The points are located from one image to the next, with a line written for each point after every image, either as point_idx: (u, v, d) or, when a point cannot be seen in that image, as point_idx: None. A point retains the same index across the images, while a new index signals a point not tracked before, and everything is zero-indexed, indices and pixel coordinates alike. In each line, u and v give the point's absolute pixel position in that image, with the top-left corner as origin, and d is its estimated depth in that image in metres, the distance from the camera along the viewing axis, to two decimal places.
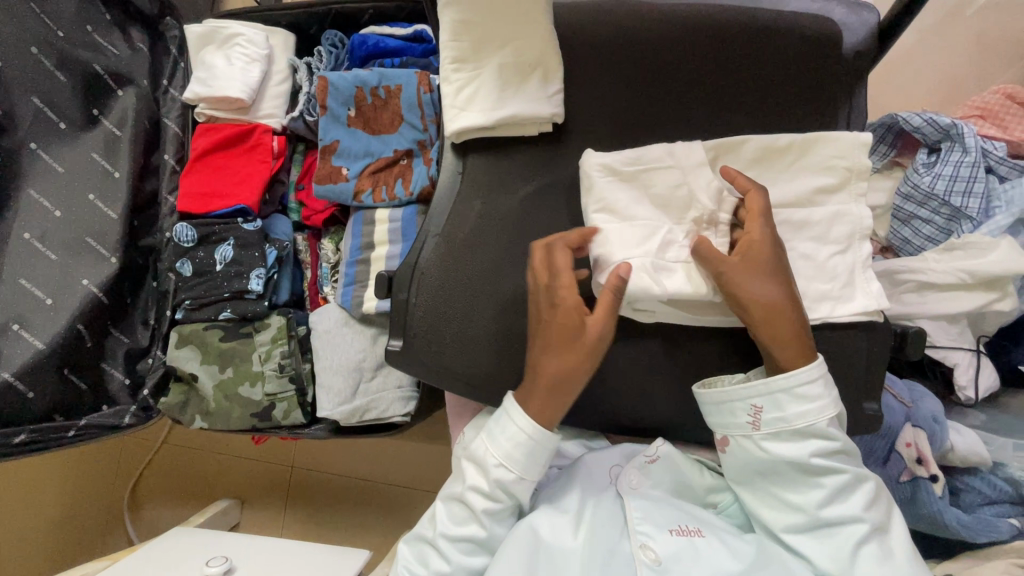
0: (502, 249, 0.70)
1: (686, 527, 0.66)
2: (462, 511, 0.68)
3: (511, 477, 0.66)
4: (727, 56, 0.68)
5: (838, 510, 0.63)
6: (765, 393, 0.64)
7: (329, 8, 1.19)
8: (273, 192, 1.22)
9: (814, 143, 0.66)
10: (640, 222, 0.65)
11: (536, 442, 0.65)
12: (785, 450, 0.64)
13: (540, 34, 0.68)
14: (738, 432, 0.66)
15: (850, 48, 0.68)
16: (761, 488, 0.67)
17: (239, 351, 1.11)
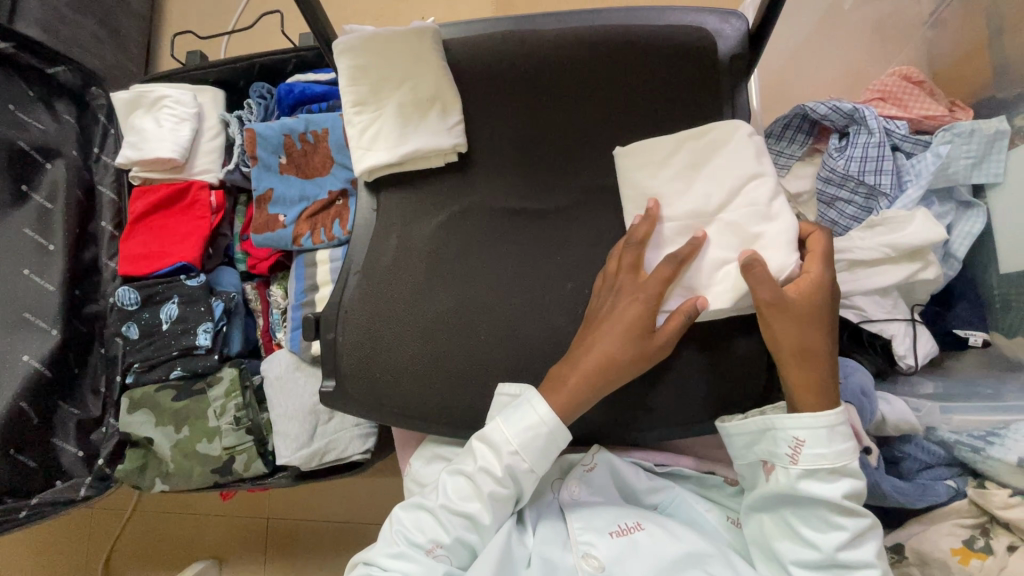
0: (420, 278, 0.73)
1: (625, 525, 0.68)
2: (468, 486, 0.67)
3: (523, 467, 0.66)
4: (613, 72, 0.72)
5: (854, 555, 0.61)
6: (809, 427, 0.63)
7: (253, 62, 1.22)
8: (217, 245, 1.23)
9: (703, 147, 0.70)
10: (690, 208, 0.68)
11: (552, 436, 0.65)
12: (819, 489, 0.62)
13: (434, 72, 0.72)
14: (778, 463, 0.65)
15: (726, 54, 0.72)
16: (781, 516, 0.65)
17: (192, 409, 1.09)
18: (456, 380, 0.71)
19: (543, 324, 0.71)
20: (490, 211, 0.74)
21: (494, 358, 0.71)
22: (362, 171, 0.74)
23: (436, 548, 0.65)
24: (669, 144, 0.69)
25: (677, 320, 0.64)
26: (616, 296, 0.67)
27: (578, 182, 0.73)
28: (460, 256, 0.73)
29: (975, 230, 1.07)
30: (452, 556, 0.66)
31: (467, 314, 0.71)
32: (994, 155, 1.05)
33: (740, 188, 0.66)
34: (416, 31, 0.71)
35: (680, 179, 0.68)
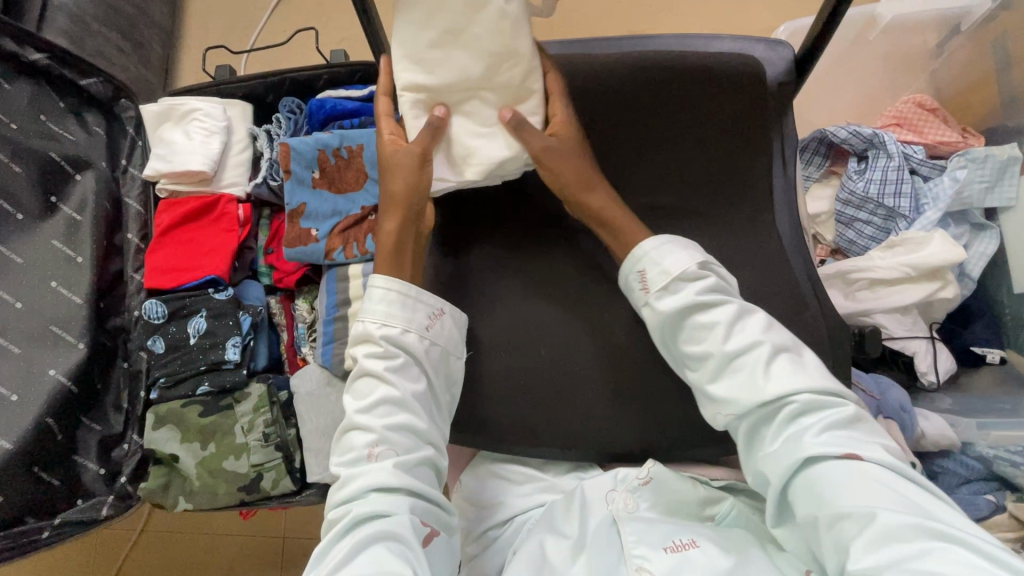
0: (484, 297, 0.75)
1: (680, 541, 0.64)
2: (366, 383, 0.66)
3: (397, 331, 0.67)
4: (670, 91, 0.73)
5: (738, 341, 0.62)
6: (643, 257, 0.68)
7: (284, 77, 1.23)
8: (242, 258, 1.23)
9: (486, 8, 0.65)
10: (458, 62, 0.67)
11: (405, 292, 0.68)
12: (674, 301, 0.65)
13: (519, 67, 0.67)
14: (641, 303, 0.68)
15: (773, 81, 0.75)
16: (675, 354, 0.68)
17: (220, 425, 1.07)
18: (522, 400, 0.73)
19: (599, 342, 0.74)
20: (549, 233, 0.77)
21: (556, 376, 0.73)
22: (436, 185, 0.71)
23: (373, 450, 0.62)
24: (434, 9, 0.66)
25: (423, 135, 0.69)
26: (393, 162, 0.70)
27: (633, 204, 0.76)
28: (517, 283, 0.76)
29: (989, 251, 1.12)
30: (396, 447, 0.63)
31: (525, 333, 0.74)
32: (1007, 180, 1.10)
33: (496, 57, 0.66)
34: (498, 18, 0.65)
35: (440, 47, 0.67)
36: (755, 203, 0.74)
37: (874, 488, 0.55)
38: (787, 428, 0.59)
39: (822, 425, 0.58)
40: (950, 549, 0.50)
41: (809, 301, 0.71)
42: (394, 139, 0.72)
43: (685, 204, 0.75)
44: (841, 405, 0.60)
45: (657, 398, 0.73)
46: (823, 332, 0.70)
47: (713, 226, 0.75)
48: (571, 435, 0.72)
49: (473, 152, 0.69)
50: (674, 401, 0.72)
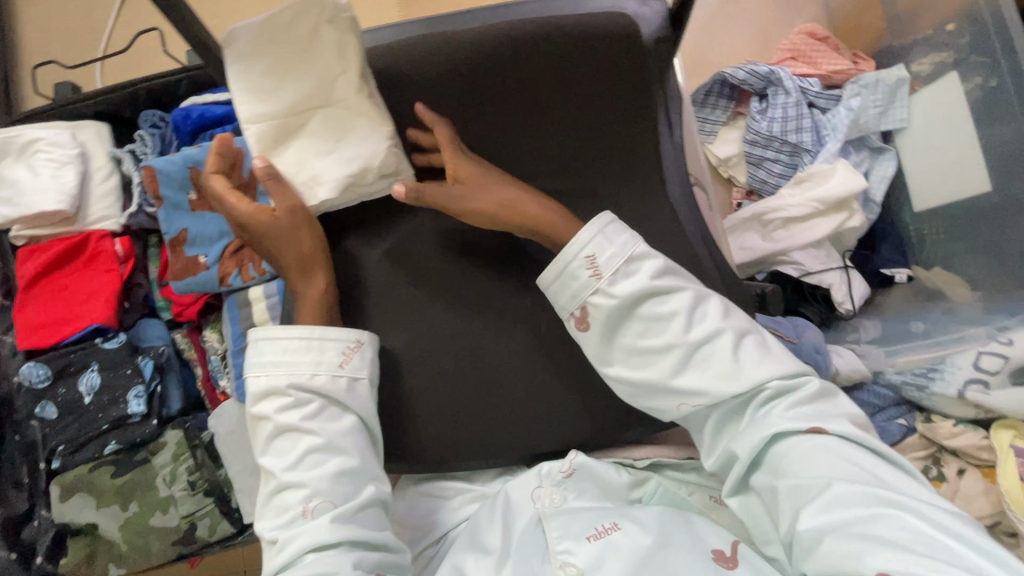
0: (377, 315, 0.68)
1: (602, 527, 0.63)
2: (287, 437, 0.61)
3: (305, 376, 0.61)
4: (542, 67, 0.68)
5: (701, 329, 0.60)
6: (587, 242, 0.62)
7: (135, 89, 1.09)
8: (132, 296, 1.12)
9: (313, 22, 0.58)
10: (302, 91, 0.60)
11: (310, 330, 0.62)
12: (628, 288, 0.61)
13: (355, 73, 0.59)
14: (586, 293, 0.62)
15: (650, 36, 0.69)
16: (622, 355, 0.63)
17: (138, 482, 0.99)
18: (437, 416, 0.69)
19: (509, 346, 0.69)
20: (439, 231, 0.69)
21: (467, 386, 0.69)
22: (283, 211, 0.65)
23: (308, 507, 0.58)
24: (259, 34, 0.58)
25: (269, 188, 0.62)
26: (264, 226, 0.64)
27: (520, 191, 0.71)
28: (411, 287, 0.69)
29: (889, 174, 1.14)
30: (330, 497, 0.59)
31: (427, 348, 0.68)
32: (899, 102, 1.11)
33: (336, 76, 0.60)
34: (329, 20, 0.58)
35: (274, 75, 0.60)
36: (643, 173, 0.71)
37: (826, 461, 0.55)
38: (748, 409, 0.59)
39: (789, 401, 0.58)
40: (898, 515, 0.51)
41: (706, 266, 0.69)
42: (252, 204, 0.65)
43: (575, 184, 0.71)
44: (805, 384, 0.59)
45: (578, 395, 0.70)
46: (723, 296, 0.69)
47: (605, 204, 0.71)
48: (488, 441, 0.70)
49: (320, 172, 0.62)
50: (594, 394, 0.70)
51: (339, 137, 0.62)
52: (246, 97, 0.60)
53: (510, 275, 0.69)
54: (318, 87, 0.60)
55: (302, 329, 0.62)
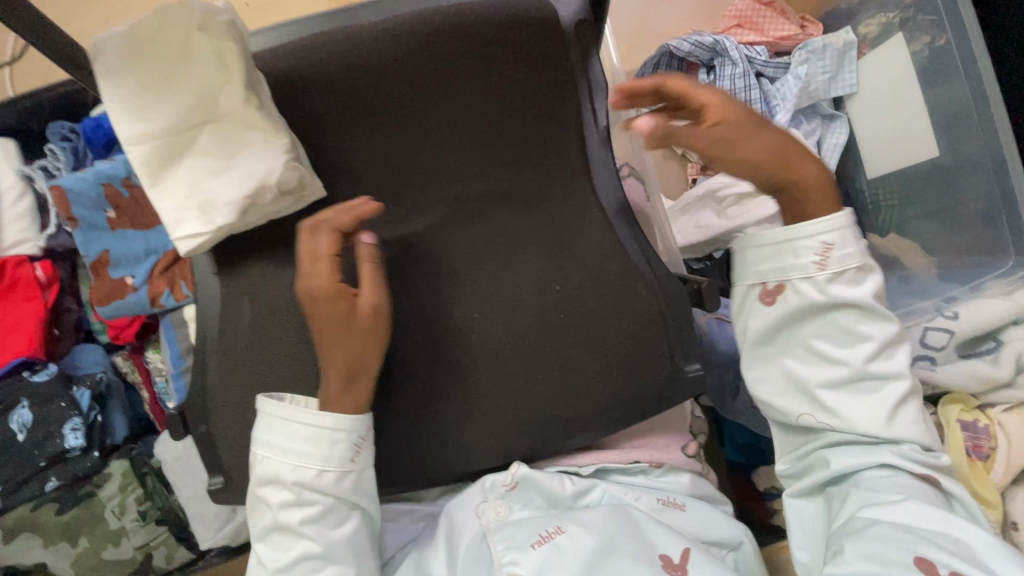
0: (293, 343, 0.63)
1: (546, 532, 0.65)
2: (284, 536, 0.62)
3: (312, 474, 0.61)
4: (451, 60, 0.62)
5: (886, 365, 0.64)
6: (816, 234, 0.63)
7: (39, 100, 1.01)
8: (62, 322, 1.06)
9: (185, 30, 0.53)
10: (183, 105, 0.55)
11: (326, 431, 0.60)
12: (847, 291, 0.64)
13: (238, 81, 0.54)
14: (802, 274, 0.64)
15: (568, 20, 0.63)
16: (793, 341, 0.67)
17: (85, 517, 0.95)
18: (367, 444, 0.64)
19: (439, 365, 0.64)
20: (354, 245, 0.63)
21: (481, 406, 0.65)
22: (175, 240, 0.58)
23: None
24: (127, 48, 0.53)
25: (366, 267, 0.59)
26: (313, 270, 0.59)
27: (441, 197, 0.64)
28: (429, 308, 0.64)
29: (841, 140, 1.08)
30: None
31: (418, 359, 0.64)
32: (847, 66, 1.07)
33: (218, 87, 0.54)
34: (201, 27, 0.53)
35: (148, 90, 0.54)
36: (570, 169, 0.66)
37: (905, 488, 0.61)
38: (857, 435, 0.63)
39: (906, 447, 0.64)
40: (948, 532, 0.56)
41: (640, 265, 0.64)
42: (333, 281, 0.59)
43: (499, 185, 0.65)
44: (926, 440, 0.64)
45: (518, 412, 0.65)
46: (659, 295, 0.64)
47: (533, 204, 0.65)
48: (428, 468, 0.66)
49: (213, 195, 0.57)
50: (535, 411, 0.65)
51: (230, 154, 0.57)
52: (120, 116, 0.54)
53: (435, 287, 0.64)
54: (200, 101, 0.55)
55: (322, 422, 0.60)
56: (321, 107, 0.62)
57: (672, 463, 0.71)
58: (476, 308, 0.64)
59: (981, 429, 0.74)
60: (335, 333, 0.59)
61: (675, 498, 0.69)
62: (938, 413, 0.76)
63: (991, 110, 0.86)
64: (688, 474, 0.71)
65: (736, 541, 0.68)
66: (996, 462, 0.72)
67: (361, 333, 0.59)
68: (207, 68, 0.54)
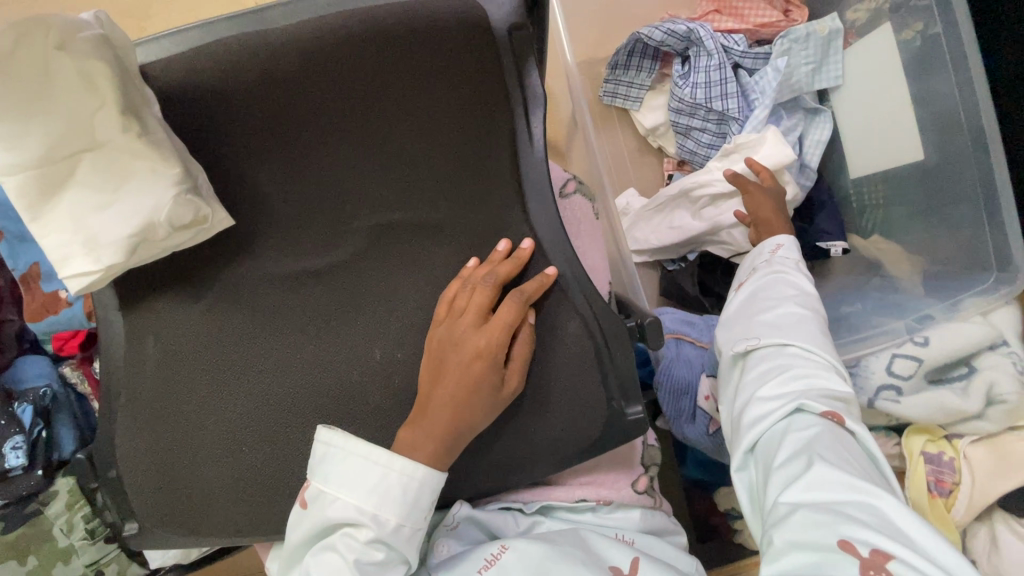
0: (200, 381, 0.59)
1: (491, 555, 0.59)
2: (330, 565, 0.51)
3: (390, 525, 0.52)
4: (362, 73, 0.55)
5: (805, 309, 0.66)
6: (770, 242, 0.78)
7: None
8: (3, 333, 1.02)
9: (45, 49, 0.46)
10: (55, 135, 0.49)
11: (418, 480, 0.53)
12: (783, 265, 0.73)
13: (116, 107, 0.49)
14: (759, 261, 0.76)
15: (501, 25, 0.56)
16: (739, 306, 0.71)
17: (32, 535, 0.94)
18: (279, 493, 0.59)
19: (357, 411, 0.59)
20: (267, 280, 0.59)
21: (532, 445, 0.59)
22: (63, 278, 0.53)
23: None
24: None
25: (522, 350, 0.57)
26: (449, 319, 0.57)
27: (361, 226, 0.59)
28: (348, 348, 0.59)
29: (825, 136, 1.01)
30: None
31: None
32: (832, 57, 0.98)
33: (98, 113, 0.49)
34: (62, 46, 0.47)
35: (9, 116, 0.47)
36: (502, 191, 0.60)
37: (826, 443, 0.51)
38: (791, 351, 0.61)
39: (820, 395, 0.56)
40: (868, 502, 0.45)
41: (576, 298, 0.60)
42: (484, 337, 0.56)
43: (425, 212, 0.59)
44: (840, 384, 0.58)
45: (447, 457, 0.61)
46: (595, 330, 0.60)
47: (462, 231, 0.60)
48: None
49: (100, 231, 0.52)
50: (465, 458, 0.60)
51: (116, 187, 0.51)
52: None
53: (357, 325, 0.59)
54: (76, 129, 0.49)
55: (406, 467, 0.53)
56: (220, 128, 0.55)
57: (621, 500, 0.67)
58: (399, 346, 0.59)
59: (945, 463, 0.75)
60: (458, 388, 0.54)
61: (625, 534, 0.64)
62: (903, 444, 0.77)
63: (980, 107, 0.77)
64: (638, 510, 0.67)
65: None
66: (956, 500, 0.73)
67: (498, 400, 0.55)
68: (79, 95, 0.48)
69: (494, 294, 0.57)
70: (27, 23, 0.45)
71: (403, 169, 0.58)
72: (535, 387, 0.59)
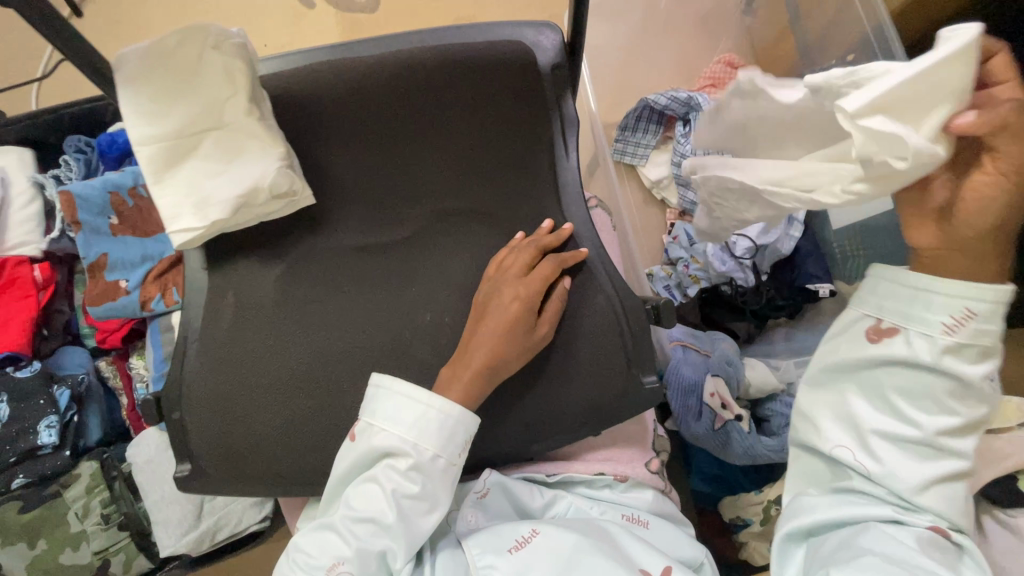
0: (269, 333, 0.66)
1: (523, 537, 0.62)
2: (372, 491, 0.59)
3: (426, 455, 0.59)
4: (434, 89, 0.69)
5: (952, 443, 0.50)
6: (976, 293, 0.47)
7: (61, 116, 1.08)
8: (53, 323, 1.09)
9: (199, 48, 0.60)
10: (193, 115, 0.61)
11: (454, 417, 0.60)
12: (964, 362, 0.48)
13: (244, 96, 0.61)
14: (922, 327, 0.49)
15: (546, 65, 0.72)
16: (867, 390, 0.52)
17: (47, 520, 0.94)
18: (326, 439, 0.65)
19: (405, 366, 0.66)
20: (338, 250, 0.68)
21: (556, 400, 0.68)
22: (171, 232, 0.63)
23: (337, 566, 0.58)
24: (143, 57, 0.59)
25: (554, 306, 0.66)
26: (498, 275, 0.66)
27: (420, 211, 0.70)
28: (401, 310, 0.67)
29: None
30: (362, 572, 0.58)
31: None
32: None
33: (226, 101, 0.62)
34: (214, 47, 0.60)
35: (160, 97, 0.60)
36: (542, 192, 0.72)
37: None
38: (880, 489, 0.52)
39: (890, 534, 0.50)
40: None
41: (600, 280, 0.69)
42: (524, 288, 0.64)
43: (473, 202, 0.71)
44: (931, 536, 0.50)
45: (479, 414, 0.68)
46: (616, 306, 0.69)
47: (506, 223, 0.71)
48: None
49: (211, 194, 0.63)
50: (497, 414, 0.68)
51: (230, 159, 0.63)
52: (134, 119, 0.60)
53: (411, 294, 0.68)
54: (208, 110, 0.61)
55: (444, 405, 0.60)
56: (316, 125, 0.68)
57: (637, 478, 0.72)
58: (443, 312, 0.67)
59: None
60: (499, 328, 0.62)
61: (639, 514, 0.69)
62: None
63: None
64: (651, 491, 0.72)
65: (698, 562, 0.66)
66: None
67: (529, 344, 0.63)
68: (217, 86, 0.61)
69: (537, 258, 0.67)
70: (188, 30, 0.59)
71: (460, 166, 0.71)
72: (562, 350, 0.68)
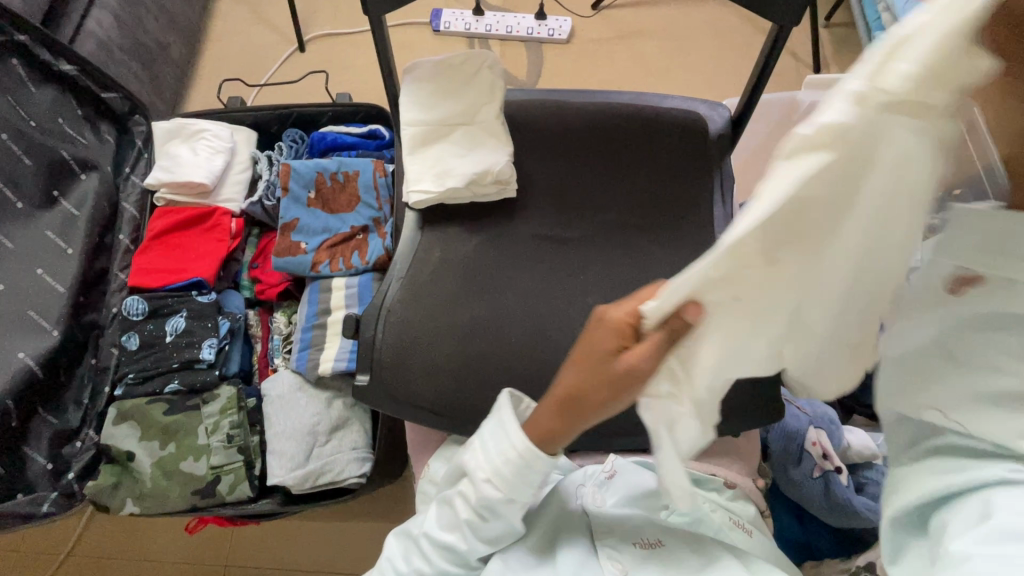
0: (459, 285, 0.80)
1: (647, 540, 0.69)
2: (449, 516, 0.67)
3: (497, 496, 0.63)
4: (626, 131, 0.87)
5: None
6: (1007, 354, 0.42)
7: (290, 112, 1.36)
8: (228, 269, 1.27)
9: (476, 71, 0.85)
10: (456, 114, 0.84)
11: (526, 463, 0.61)
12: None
13: (497, 105, 0.84)
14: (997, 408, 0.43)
15: (716, 132, 0.89)
16: None
17: (184, 425, 1.07)
18: (486, 382, 0.76)
19: (563, 336, 0.78)
20: (525, 234, 0.84)
21: None
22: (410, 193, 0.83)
23: None
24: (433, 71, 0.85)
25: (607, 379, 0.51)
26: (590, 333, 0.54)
27: (596, 219, 0.85)
28: (568, 291, 0.80)
29: None
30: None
31: None
32: None
33: (479, 108, 0.85)
34: (489, 67, 0.85)
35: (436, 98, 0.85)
36: (697, 225, 0.85)
37: None
38: None
39: None
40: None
41: None
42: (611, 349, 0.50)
43: (640, 221, 0.84)
44: None
45: None
46: None
47: (666, 242, 0.84)
48: None
49: (451, 170, 0.82)
50: None
51: (470, 147, 0.83)
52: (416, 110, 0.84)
53: (578, 281, 0.81)
54: (466, 112, 0.84)
55: (523, 451, 0.61)
56: (530, 138, 0.87)
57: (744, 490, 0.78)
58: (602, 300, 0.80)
59: None
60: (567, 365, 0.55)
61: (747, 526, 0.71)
62: None
63: None
64: (755, 508, 0.76)
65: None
66: None
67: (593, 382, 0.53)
68: (479, 97, 0.85)
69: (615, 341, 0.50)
70: (468, 55, 0.85)
71: (635, 191, 0.86)
72: None
